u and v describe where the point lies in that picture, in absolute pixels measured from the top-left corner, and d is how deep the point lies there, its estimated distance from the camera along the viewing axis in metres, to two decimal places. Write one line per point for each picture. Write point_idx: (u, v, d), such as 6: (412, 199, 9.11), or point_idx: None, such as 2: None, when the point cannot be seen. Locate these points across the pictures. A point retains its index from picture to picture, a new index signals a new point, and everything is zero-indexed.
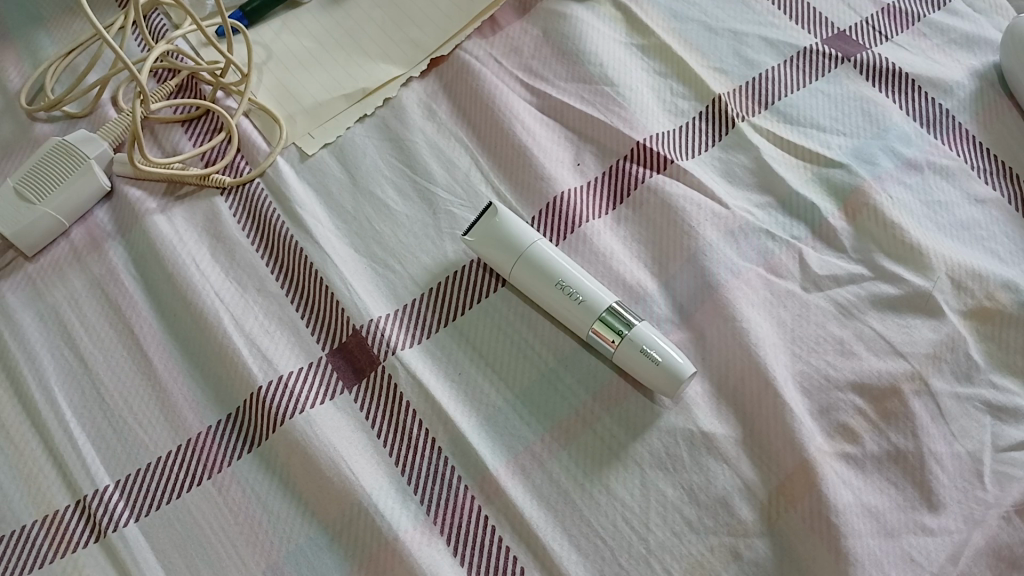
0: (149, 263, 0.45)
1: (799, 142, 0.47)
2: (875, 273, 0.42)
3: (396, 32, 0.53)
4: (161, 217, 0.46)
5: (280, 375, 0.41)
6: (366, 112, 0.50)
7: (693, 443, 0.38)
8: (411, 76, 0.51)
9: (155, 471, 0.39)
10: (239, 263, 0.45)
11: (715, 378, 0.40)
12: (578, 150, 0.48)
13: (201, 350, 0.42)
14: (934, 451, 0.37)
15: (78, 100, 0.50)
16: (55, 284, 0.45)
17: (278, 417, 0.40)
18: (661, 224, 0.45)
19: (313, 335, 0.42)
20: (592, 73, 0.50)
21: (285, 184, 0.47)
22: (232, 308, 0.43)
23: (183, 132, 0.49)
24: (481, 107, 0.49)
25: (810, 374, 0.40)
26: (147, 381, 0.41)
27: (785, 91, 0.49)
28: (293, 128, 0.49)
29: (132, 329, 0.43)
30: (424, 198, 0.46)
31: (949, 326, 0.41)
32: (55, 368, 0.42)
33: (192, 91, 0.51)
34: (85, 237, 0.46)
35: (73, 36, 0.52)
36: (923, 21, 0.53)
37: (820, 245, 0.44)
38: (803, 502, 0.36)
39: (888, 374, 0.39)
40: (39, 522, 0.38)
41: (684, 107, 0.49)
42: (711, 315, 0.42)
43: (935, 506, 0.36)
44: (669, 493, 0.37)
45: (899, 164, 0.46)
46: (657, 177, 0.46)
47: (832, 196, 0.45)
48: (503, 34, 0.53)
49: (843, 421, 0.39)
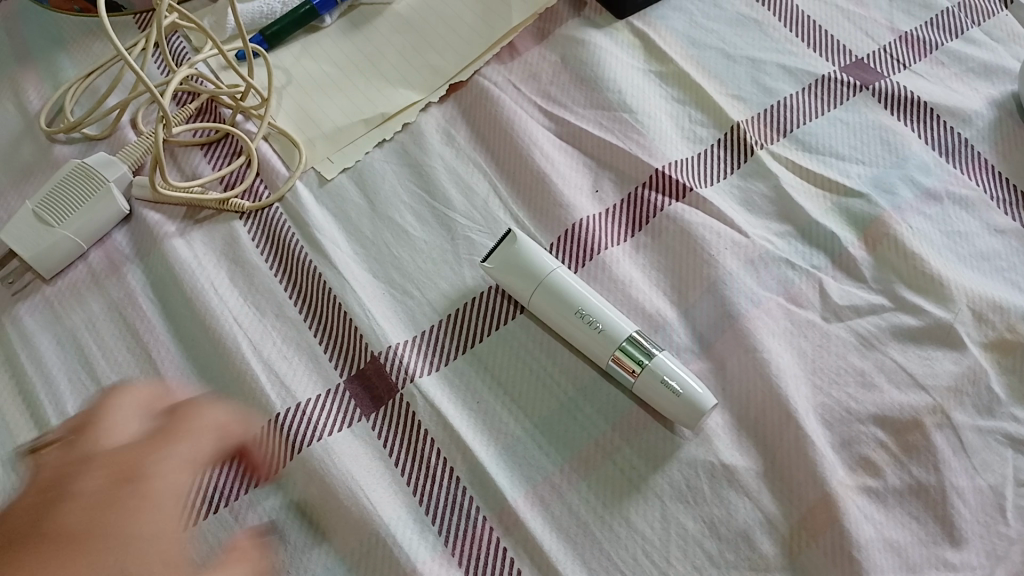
0: (168, 287, 0.45)
1: (819, 171, 0.47)
2: (896, 304, 0.42)
3: (416, 57, 0.53)
4: (180, 241, 0.46)
5: (298, 402, 0.41)
6: (385, 137, 0.50)
7: (714, 475, 0.38)
8: (430, 101, 0.51)
9: None
10: (257, 288, 0.45)
11: (736, 409, 0.40)
12: (597, 177, 0.48)
13: (218, 375, 0.42)
14: (956, 485, 0.37)
15: (98, 123, 0.50)
16: (71, 307, 0.45)
17: (296, 445, 0.39)
18: (680, 252, 0.45)
19: (331, 361, 0.42)
20: (611, 100, 0.50)
21: (303, 208, 0.47)
22: (250, 333, 0.43)
23: (203, 156, 0.49)
24: (500, 133, 0.49)
25: (832, 406, 0.40)
26: (164, 406, 0.41)
27: (803, 119, 0.49)
28: (312, 152, 0.49)
29: (150, 353, 0.43)
30: (443, 224, 0.46)
31: (971, 358, 0.40)
32: (72, 391, 0.42)
33: (211, 114, 0.51)
34: (103, 260, 0.46)
35: (94, 58, 0.53)
36: (942, 50, 0.52)
37: (840, 275, 0.44)
38: (825, 536, 0.36)
39: (910, 408, 0.39)
40: None
41: (702, 134, 0.49)
42: (732, 345, 0.41)
43: (957, 541, 0.36)
44: (690, 526, 0.37)
45: (918, 194, 0.46)
46: (677, 205, 0.46)
47: (852, 225, 0.45)
48: (522, 60, 0.53)
49: (865, 454, 0.39)
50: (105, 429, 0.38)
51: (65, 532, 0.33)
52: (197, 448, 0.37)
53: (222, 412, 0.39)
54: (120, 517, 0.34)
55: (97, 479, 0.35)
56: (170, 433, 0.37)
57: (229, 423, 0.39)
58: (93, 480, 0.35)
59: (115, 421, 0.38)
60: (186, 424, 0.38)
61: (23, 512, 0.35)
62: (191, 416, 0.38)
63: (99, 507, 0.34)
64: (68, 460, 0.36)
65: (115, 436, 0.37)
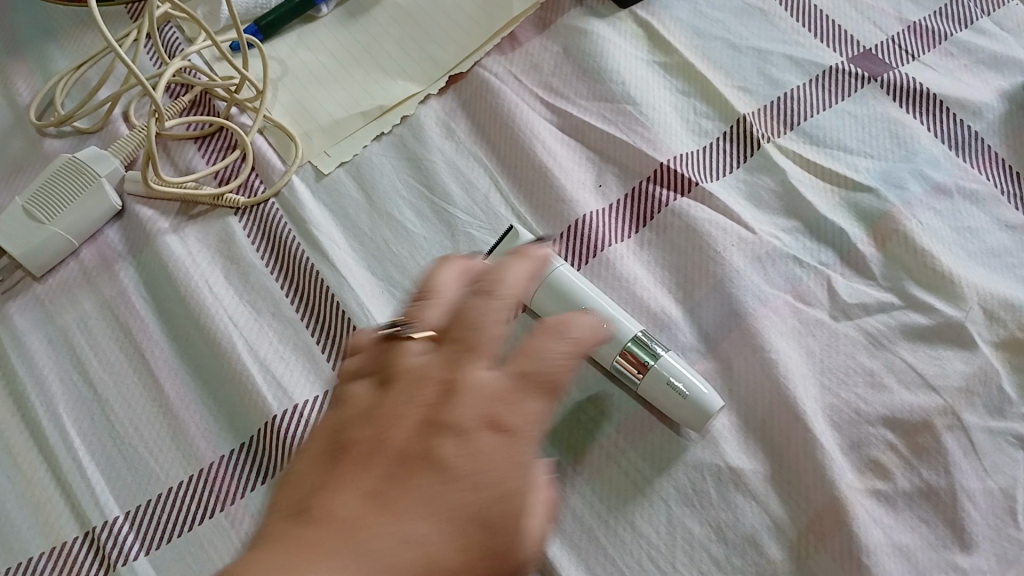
0: (161, 285, 0.44)
1: (827, 165, 0.46)
2: (905, 302, 0.41)
3: (414, 47, 0.52)
4: (173, 238, 0.45)
5: (295, 404, 0.40)
6: (383, 130, 0.49)
7: (721, 478, 0.38)
8: (430, 93, 0.50)
9: (165, 502, 0.38)
10: (253, 286, 0.44)
11: (743, 410, 0.39)
12: (600, 171, 0.47)
13: (213, 376, 0.41)
14: (966, 487, 0.36)
15: (90, 116, 0.49)
16: (63, 306, 0.44)
17: (293, 447, 0.39)
18: (685, 248, 0.44)
19: (328, 361, 0.41)
20: (614, 92, 0.49)
21: (299, 204, 0.46)
22: (246, 333, 0.42)
23: (197, 150, 0.48)
24: (501, 126, 0.48)
25: (840, 408, 0.39)
26: (158, 407, 0.40)
27: (810, 111, 0.48)
28: (308, 146, 0.48)
29: (143, 353, 0.42)
30: (442, 219, 0.45)
31: (982, 357, 0.39)
32: (64, 393, 0.41)
33: (205, 106, 0.50)
34: (95, 257, 0.45)
35: (84, 49, 0.51)
36: (951, 41, 0.51)
37: (849, 272, 0.43)
38: (834, 540, 0.36)
39: (920, 409, 0.38)
40: (47, 554, 0.37)
41: (708, 127, 0.48)
42: (738, 344, 0.41)
43: (967, 545, 0.35)
44: (695, 530, 0.37)
45: (928, 188, 0.45)
46: (682, 200, 0.45)
47: (861, 220, 0.44)
48: (523, 51, 0.52)
49: (874, 456, 0.38)
50: (475, 339, 0.33)
51: (451, 469, 0.30)
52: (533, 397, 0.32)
53: (558, 361, 0.33)
54: (480, 451, 0.30)
55: (474, 411, 0.31)
56: (526, 376, 0.32)
57: (570, 330, 0.34)
58: (473, 403, 0.31)
59: (477, 334, 0.33)
60: (541, 356, 0.33)
61: (400, 411, 0.31)
62: (523, 374, 0.32)
63: (476, 444, 0.30)
64: (438, 369, 0.32)
65: (471, 363, 0.32)
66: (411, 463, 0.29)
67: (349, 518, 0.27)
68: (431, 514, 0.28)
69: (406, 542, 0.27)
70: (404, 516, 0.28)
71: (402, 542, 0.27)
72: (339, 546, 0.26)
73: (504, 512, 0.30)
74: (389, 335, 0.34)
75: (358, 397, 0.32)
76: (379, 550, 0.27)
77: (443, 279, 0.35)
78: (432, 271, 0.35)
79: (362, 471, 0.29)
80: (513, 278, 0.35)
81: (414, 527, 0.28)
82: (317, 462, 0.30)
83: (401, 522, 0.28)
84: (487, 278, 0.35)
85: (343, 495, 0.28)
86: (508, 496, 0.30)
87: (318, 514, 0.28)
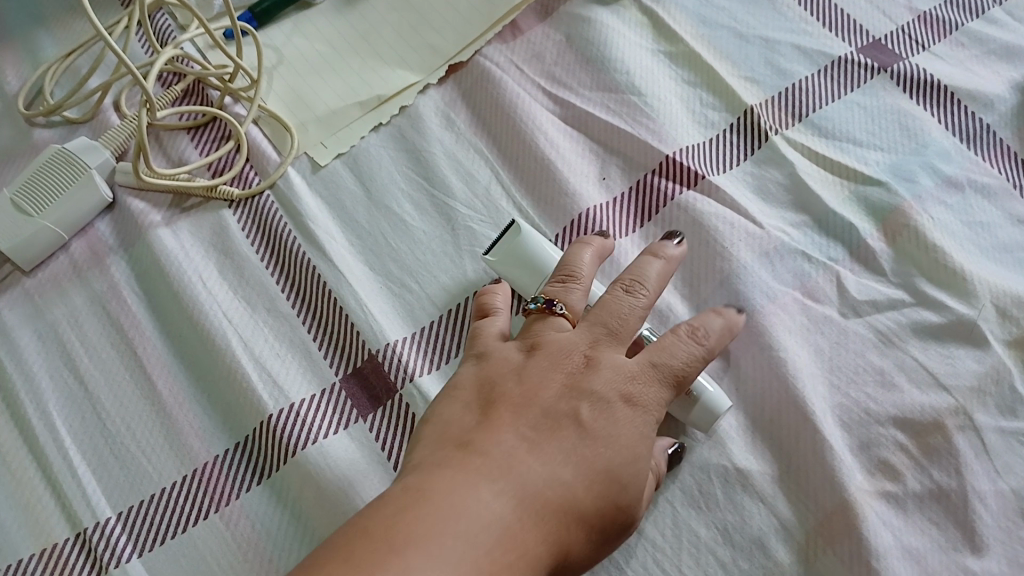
0: (154, 279, 0.43)
1: (836, 158, 0.45)
2: (916, 299, 0.40)
3: (413, 36, 0.50)
4: (166, 231, 0.44)
5: (291, 403, 0.39)
6: (381, 121, 0.48)
7: (727, 480, 0.37)
8: (429, 82, 0.49)
9: (158, 503, 0.37)
10: (248, 281, 0.43)
11: (750, 410, 0.39)
12: (604, 164, 0.46)
13: (207, 373, 0.40)
14: (977, 489, 0.35)
15: (79, 105, 0.48)
16: (53, 301, 0.43)
17: (290, 447, 0.38)
18: (691, 244, 0.43)
19: (326, 359, 0.40)
20: (618, 82, 0.48)
21: (295, 196, 0.45)
22: (241, 329, 0.41)
23: (190, 140, 0.47)
24: (503, 117, 0.47)
25: (849, 407, 0.38)
26: (149, 405, 0.39)
27: (819, 103, 0.47)
28: (305, 137, 0.47)
29: (135, 350, 0.41)
30: (442, 213, 0.44)
31: (994, 356, 0.38)
32: (55, 390, 0.40)
33: (198, 95, 0.48)
34: (86, 251, 0.44)
35: (74, 36, 0.50)
36: (962, 31, 0.49)
37: (858, 268, 0.42)
38: (842, 544, 0.35)
39: (930, 408, 0.37)
40: (37, 556, 0.36)
41: (714, 119, 0.47)
42: (746, 343, 0.40)
43: (978, 548, 0.34)
44: (702, 533, 0.36)
45: (938, 182, 0.43)
46: (689, 193, 0.44)
47: (870, 215, 0.43)
48: (525, 39, 0.50)
49: (884, 458, 0.37)
50: (618, 327, 0.35)
51: (591, 427, 0.31)
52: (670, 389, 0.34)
53: (683, 359, 0.34)
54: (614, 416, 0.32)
55: (611, 385, 0.33)
56: (663, 363, 0.34)
57: (703, 338, 0.35)
58: (609, 376, 0.33)
59: (621, 325, 0.35)
60: (675, 349, 0.35)
61: (542, 375, 0.33)
62: (664, 366, 0.34)
63: (613, 412, 0.32)
64: (581, 343, 0.34)
65: (613, 346, 0.35)
66: (556, 420, 0.32)
67: (510, 455, 0.30)
68: (565, 461, 0.30)
69: (557, 484, 0.30)
70: (553, 460, 0.30)
71: (548, 482, 0.30)
72: (492, 473, 0.29)
73: (632, 473, 0.31)
74: (540, 310, 0.37)
75: (507, 359, 0.35)
76: (526, 485, 0.29)
77: (580, 269, 0.38)
78: (571, 255, 0.38)
79: (514, 420, 0.32)
80: (651, 281, 0.37)
81: (565, 473, 0.30)
82: (476, 411, 0.33)
83: (547, 464, 0.30)
84: (629, 276, 0.37)
85: (500, 435, 0.31)
86: (637, 459, 0.32)
87: (483, 449, 0.31)
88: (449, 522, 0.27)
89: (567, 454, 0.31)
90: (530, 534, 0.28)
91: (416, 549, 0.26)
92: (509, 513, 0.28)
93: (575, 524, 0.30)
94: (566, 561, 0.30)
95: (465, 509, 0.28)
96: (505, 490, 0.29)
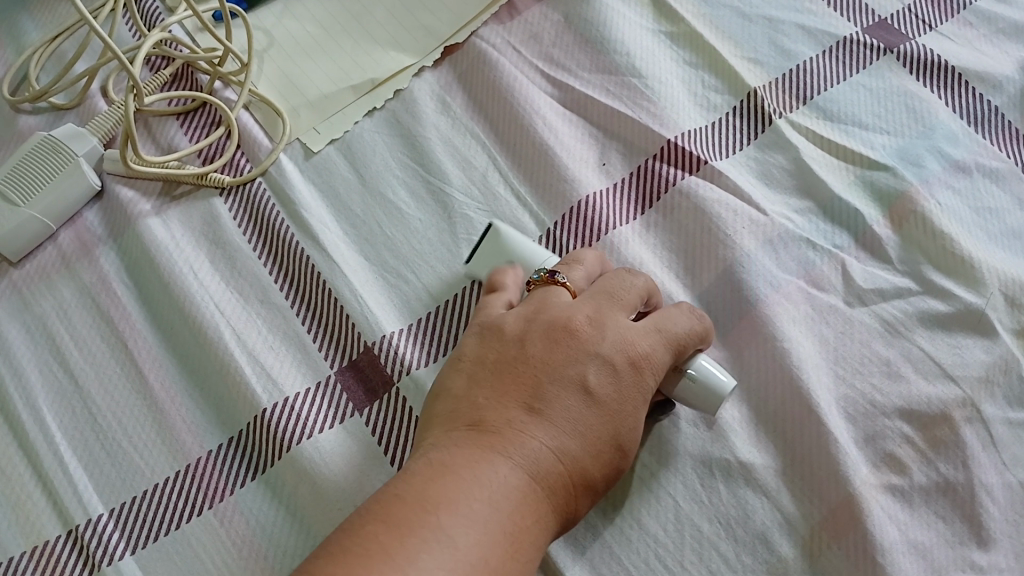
0: (144, 269, 0.42)
1: (841, 142, 0.44)
2: (923, 287, 0.39)
3: (407, 16, 0.49)
4: (156, 220, 0.43)
5: (286, 397, 0.38)
6: (375, 105, 0.46)
7: (730, 474, 0.36)
8: (424, 65, 0.48)
9: (151, 499, 0.36)
10: (239, 271, 0.42)
11: (754, 402, 0.38)
12: (604, 149, 0.45)
13: (200, 366, 0.39)
14: (985, 483, 0.35)
15: (66, 91, 0.47)
16: (41, 292, 0.42)
17: (285, 442, 0.37)
18: (693, 231, 0.42)
19: (321, 351, 0.39)
20: (618, 64, 0.47)
21: (288, 183, 0.44)
22: (233, 321, 0.40)
23: (179, 127, 0.46)
24: (499, 100, 0.46)
25: (855, 399, 0.37)
26: (140, 399, 0.39)
27: (824, 84, 0.46)
28: (297, 123, 0.46)
29: (126, 342, 0.40)
30: (438, 200, 0.43)
31: (1003, 346, 0.37)
32: (44, 384, 0.39)
33: (187, 80, 0.47)
34: (74, 242, 0.43)
35: (59, 19, 0.49)
36: (970, 10, 0.48)
37: (864, 256, 0.41)
38: (848, 539, 0.34)
39: (937, 400, 0.36)
40: (28, 554, 0.36)
41: (716, 101, 0.46)
42: (749, 333, 0.39)
43: (985, 542, 0.34)
44: (704, 528, 0.35)
45: (946, 166, 0.42)
46: (691, 179, 0.43)
47: (876, 201, 0.42)
48: (522, 19, 0.49)
49: (890, 450, 0.36)
50: (620, 292, 0.34)
51: (594, 394, 0.31)
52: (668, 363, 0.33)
53: (686, 329, 0.34)
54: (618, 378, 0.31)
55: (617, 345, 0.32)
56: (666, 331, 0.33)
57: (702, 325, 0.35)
58: (615, 338, 0.32)
59: (623, 291, 0.34)
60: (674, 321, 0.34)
61: (544, 341, 0.32)
62: (664, 344, 0.33)
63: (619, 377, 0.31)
64: (583, 308, 0.33)
65: (615, 311, 0.33)
66: (562, 386, 0.31)
67: (518, 429, 0.30)
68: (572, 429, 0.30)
69: (564, 456, 0.30)
70: (560, 429, 0.30)
71: (555, 452, 0.30)
72: (505, 450, 0.29)
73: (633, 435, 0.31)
74: (543, 282, 0.36)
75: (511, 324, 0.33)
76: (536, 458, 0.29)
77: (584, 253, 0.37)
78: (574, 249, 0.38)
79: (519, 390, 0.31)
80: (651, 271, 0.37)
81: (574, 443, 0.30)
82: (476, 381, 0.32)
83: (554, 435, 0.30)
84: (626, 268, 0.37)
85: (506, 407, 0.31)
86: (638, 420, 0.32)
87: (492, 425, 0.30)
88: (464, 499, 0.27)
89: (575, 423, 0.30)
90: (540, 507, 0.29)
91: (441, 529, 0.26)
92: (522, 488, 0.28)
93: (578, 491, 0.30)
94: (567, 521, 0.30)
95: (483, 487, 0.28)
96: (518, 466, 0.29)
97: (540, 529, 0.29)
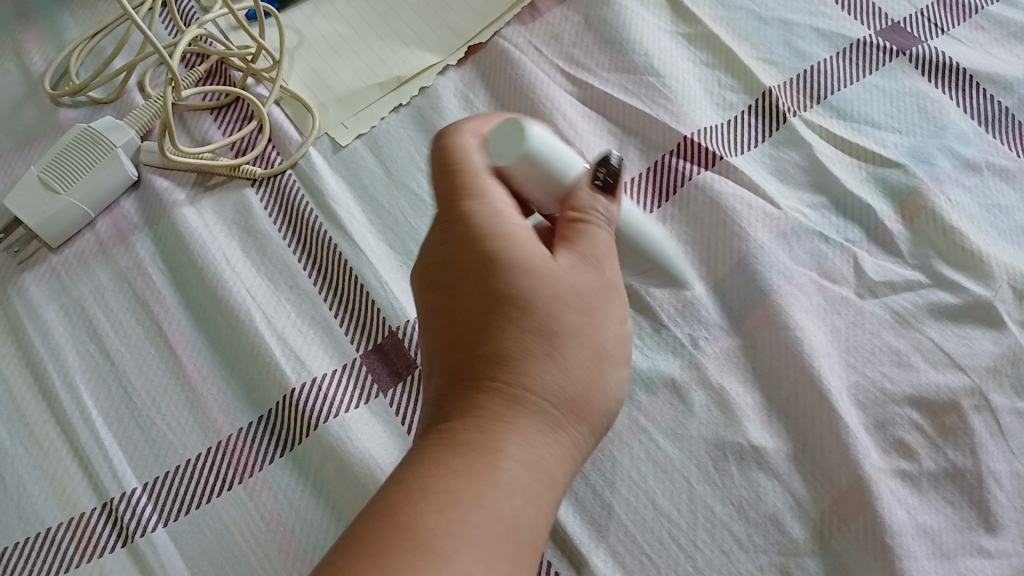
0: (178, 256, 0.44)
1: (854, 140, 0.45)
2: (933, 280, 0.40)
3: (433, 18, 0.51)
4: (190, 209, 0.45)
5: (313, 377, 0.39)
6: (401, 102, 0.48)
7: (742, 458, 0.37)
8: (448, 64, 0.49)
9: (184, 474, 0.38)
10: (270, 258, 0.43)
11: (767, 389, 0.39)
12: (622, 144, 0.47)
13: (230, 348, 0.41)
14: (992, 470, 0.35)
15: (105, 86, 0.49)
16: (79, 277, 0.44)
17: (312, 421, 0.38)
18: (709, 224, 0.43)
19: (347, 335, 0.41)
20: (637, 63, 0.48)
21: (317, 176, 0.45)
22: (264, 306, 0.42)
23: (213, 121, 0.48)
24: (521, 98, 0.48)
25: (866, 386, 0.38)
26: (174, 379, 0.40)
27: (838, 84, 0.47)
28: (325, 118, 0.48)
29: (160, 326, 0.42)
30: None
31: (1011, 337, 0.38)
32: (81, 364, 0.41)
33: (221, 76, 0.49)
34: (111, 229, 0.45)
35: (98, 17, 0.51)
36: (981, 14, 0.49)
37: (875, 249, 0.42)
38: (857, 521, 0.35)
39: (946, 388, 0.37)
40: (64, 525, 0.37)
41: (732, 100, 0.47)
42: (763, 322, 0.40)
43: (993, 527, 0.34)
44: (717, 509, 0.36)
45: (956, 164, 0.44)
46: (706, 173, 0.44)
47: (888, 197, 0.43)
48: (543, 21, 0.51)
49: (900, 437, 0.37)
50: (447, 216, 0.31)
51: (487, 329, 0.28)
52: (514, 216, 0.30)
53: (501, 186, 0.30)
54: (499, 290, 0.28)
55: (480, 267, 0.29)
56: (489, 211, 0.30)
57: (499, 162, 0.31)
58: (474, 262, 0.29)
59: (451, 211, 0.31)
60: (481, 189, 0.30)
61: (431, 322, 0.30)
62: (493, 219, 0.30)
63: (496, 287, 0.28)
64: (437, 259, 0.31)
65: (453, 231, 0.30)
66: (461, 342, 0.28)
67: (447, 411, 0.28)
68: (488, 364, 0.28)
69: (495, 383, 0.27)
70: (480, 380, 0.28)
71: (484, 401, 0.27)
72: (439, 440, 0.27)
73: (568, 310, 0.28)
74: None
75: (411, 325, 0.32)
76: (470, 423, 0.27)
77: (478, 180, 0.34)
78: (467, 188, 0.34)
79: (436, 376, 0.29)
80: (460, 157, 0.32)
81: (497, 370, 0.27)
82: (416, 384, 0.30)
83: (474, 387, 0.28)
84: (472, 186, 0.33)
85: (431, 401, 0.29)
86: (566, 296, 0.28)
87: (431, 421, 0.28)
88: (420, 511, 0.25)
89: (484, 354, 0.28)
90: (503, 449, 0.27)
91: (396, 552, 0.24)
92: (469, 456, 0.26)
93: (538, 392, 0.28)
94: (565, 412, 0.28)
95: (429, 485, 0.26)
96: (456, 440, 0.27)
97: (505, 466, 0.26)
